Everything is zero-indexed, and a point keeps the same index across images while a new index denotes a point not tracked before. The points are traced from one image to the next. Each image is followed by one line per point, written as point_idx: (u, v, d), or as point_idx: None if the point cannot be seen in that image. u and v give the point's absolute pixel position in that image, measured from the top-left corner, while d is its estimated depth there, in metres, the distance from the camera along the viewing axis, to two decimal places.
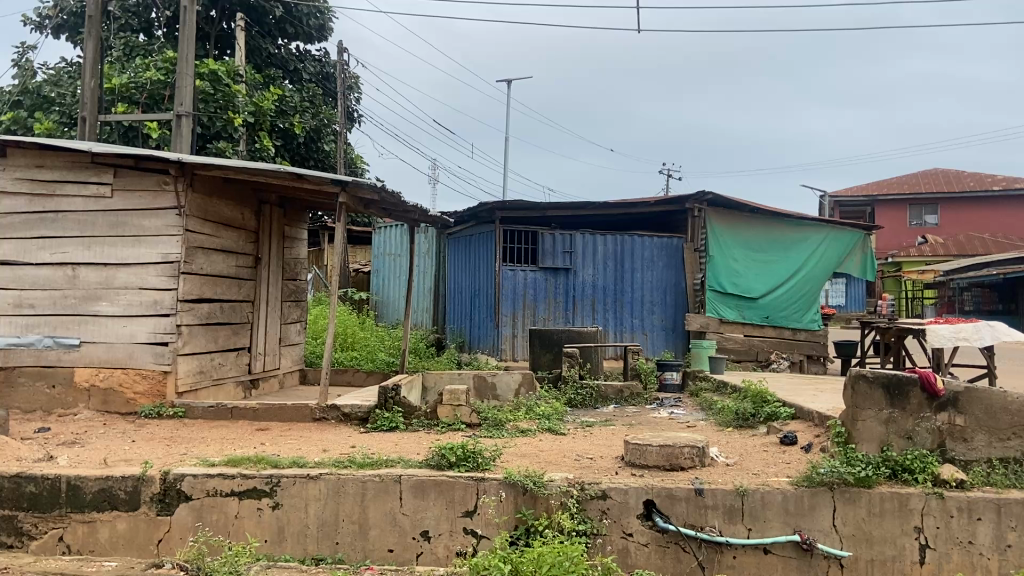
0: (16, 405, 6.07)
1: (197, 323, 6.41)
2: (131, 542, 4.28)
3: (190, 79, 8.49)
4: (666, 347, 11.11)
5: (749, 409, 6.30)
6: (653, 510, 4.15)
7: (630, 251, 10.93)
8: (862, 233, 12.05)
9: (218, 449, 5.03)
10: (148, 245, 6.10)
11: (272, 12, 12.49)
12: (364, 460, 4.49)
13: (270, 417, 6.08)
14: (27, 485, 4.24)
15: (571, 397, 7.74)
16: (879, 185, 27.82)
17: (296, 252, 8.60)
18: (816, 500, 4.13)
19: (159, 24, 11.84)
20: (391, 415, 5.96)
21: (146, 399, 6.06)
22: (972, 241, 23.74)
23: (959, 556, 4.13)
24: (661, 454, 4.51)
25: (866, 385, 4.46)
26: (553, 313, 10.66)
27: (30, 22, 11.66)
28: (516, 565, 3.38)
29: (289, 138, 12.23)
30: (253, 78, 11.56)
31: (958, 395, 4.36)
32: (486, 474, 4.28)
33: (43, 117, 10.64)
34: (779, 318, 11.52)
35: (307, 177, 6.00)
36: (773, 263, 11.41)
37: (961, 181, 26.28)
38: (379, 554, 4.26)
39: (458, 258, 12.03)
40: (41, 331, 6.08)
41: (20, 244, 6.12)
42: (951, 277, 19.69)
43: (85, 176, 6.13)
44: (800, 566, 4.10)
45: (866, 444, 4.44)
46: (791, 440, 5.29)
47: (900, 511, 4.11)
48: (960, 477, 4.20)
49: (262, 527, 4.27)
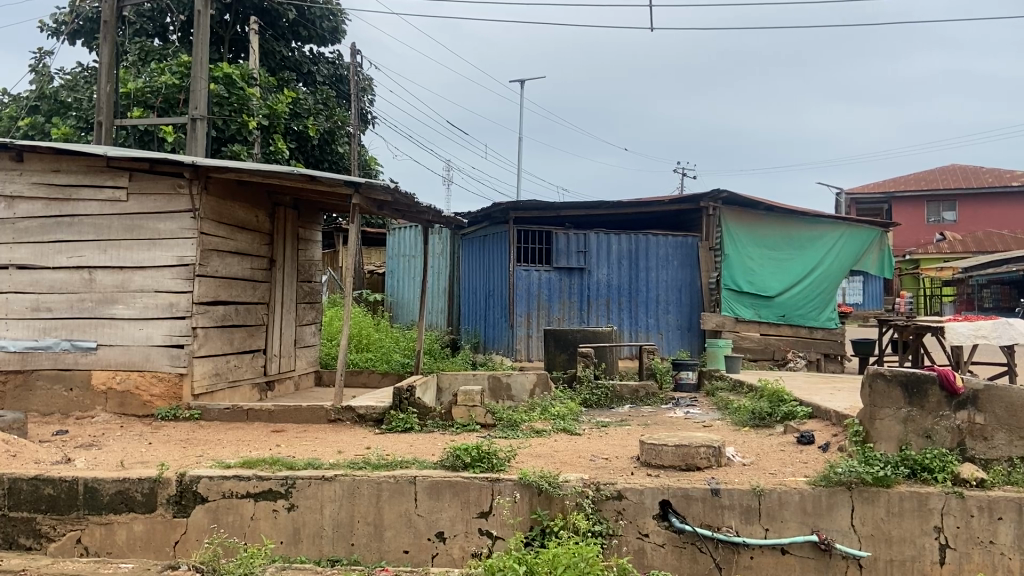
0: (34, 408, 6.14)
1: (212, 326, 6.45)
2: (148, 544, 4.30)
3: (204, 82, 8.52)
4: (682, 346, 11.07)
5: (765, 409, 6.26)
6: (669, 510, 4.12)
7: (644, 250, 10.89)
8: (879, 231, 11.96)
9: (234, 451, 5.05)
10: (163, 248, 6.13)
11: (284, 17, 12.50)
12: (379, 462, 4.49)
13: (286, 419, 6.10)
14: (45, 487, 4.27)
15: (587, 397, 7.72)
16: (896, 182, 27.62)
17: (310, 254, 8.62)
18: (834, 500, 4.09)
19: (174, 28, 11.91)
20: (406, 416, 5.96)
21: (162, 401, 6.10)
22: (990, 237, 23.53)
23: (980, 557, 4.08)
24: (677, 453, 4.49)
25: (884, 383, 4.41)
26: (567, 313, 10.64)
27: (46, 28, 11.77)
28: (531, 566, 3.35)
29: (303, 141, 12.28)
30: (267, 80, 11.60)
31: (977, 393, 4.31)
32: (501, 474, 4.27)
33: (60, 122, 10.76)
34: (796, 317, 11.46)
35: (321, 179, 6.02)
36: (790, 262, 11.35)
37: (979, 177, 26.06)
38: (394, 555, 4.26)
39: (472, 259, 12.03)
40: (59, 335, 6.13)
41: (37, 248, 6.17)
42: (967, 275, 19.53)
43: (101, 180, 6.17)
44: (818, 567, 4.06)
45: (884, 443, 4.39)
46: (808, 440, 5.26)
47: (920, 511, 4.06)
48: (981, 475, 4.15)
49: (277, 529, 4.28)
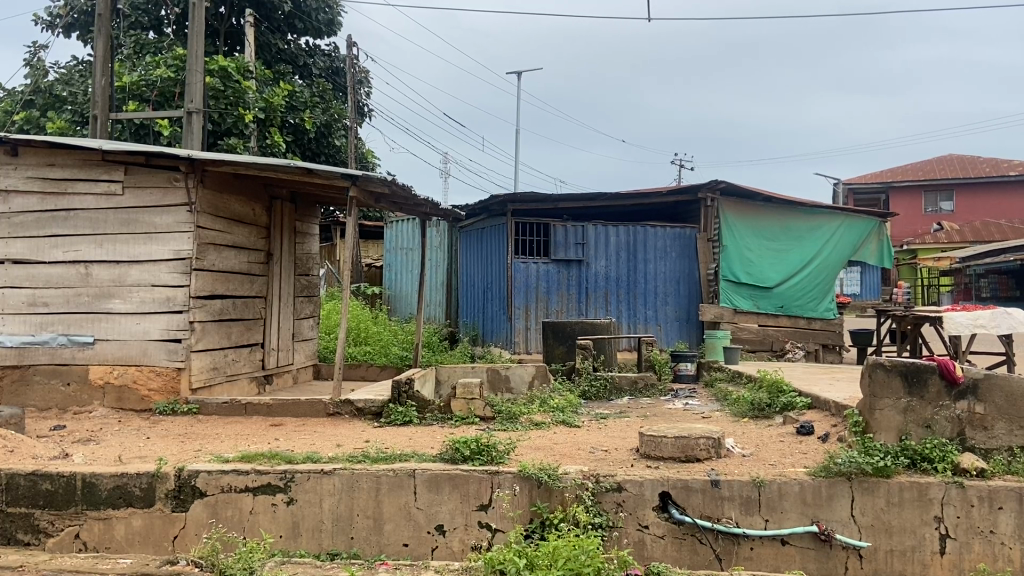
0: (32, 403, 6.12)
1: (210, 319, 6.43)
2: (146, 539, 4.30)
3: (201, 75, 8.47)
4: (680, 338, 11.05)
5: (764, 400, 6.26)
6: (669, 502, 4.11)
7: (643, 242, 10.87)
8: (878, 221, 11.94)
9: (232, 445, 5.04)
10: (159, 242, 6.10)
11: (281, 8, 12.49)
12: (378, 455, 4.48)
13: (285, 413, 6.12)
14: (42, 483, 4.25)
15: (585, 389, 7.71)
16: (894, 171, 27.57)
17: (308, 248, 8.59)
18: (834, 491, 4.08)
19: (169, 22, 11.82)
20: (404, 409, 5.94)
21: (160, 395, 6.08)
22: (988, 226, 23.51)
23: (980, 547, 4.08)
24: (677, 445, 4.48)
25: (884, 372, 4.41)
26: (566, 305, 10.63)
27: (40, 22, 11.72)
28: (531, 559, 3.33)
29: (300, 134, 12.23)
30: (264, 73, 11.53)
31: (978, 382, 4.29)
32: (501, 467, 4.26)
33: (56, 116, 10.70)
34: (796, 308, 11.42)
35: (317, 172, 5.96)
36: (789, 253, 11.32)
37: (977, 166, 26.04)
38: (394, 549, 4.25)
39: (471, 252, 12.00)
40: (55, 330, 6.11)
41: (33, 243, 6.14)
42: (965, 265, 19.54)
43: (96, 173, 6.13)
44: (818, 557, 4.06)
45: (884, 434, 4.38)
46: (808, 430, 5.26)
47: (920, 501, 4.06)
48: (981, 465, 4.15)
49: (276, 523, 4.27)
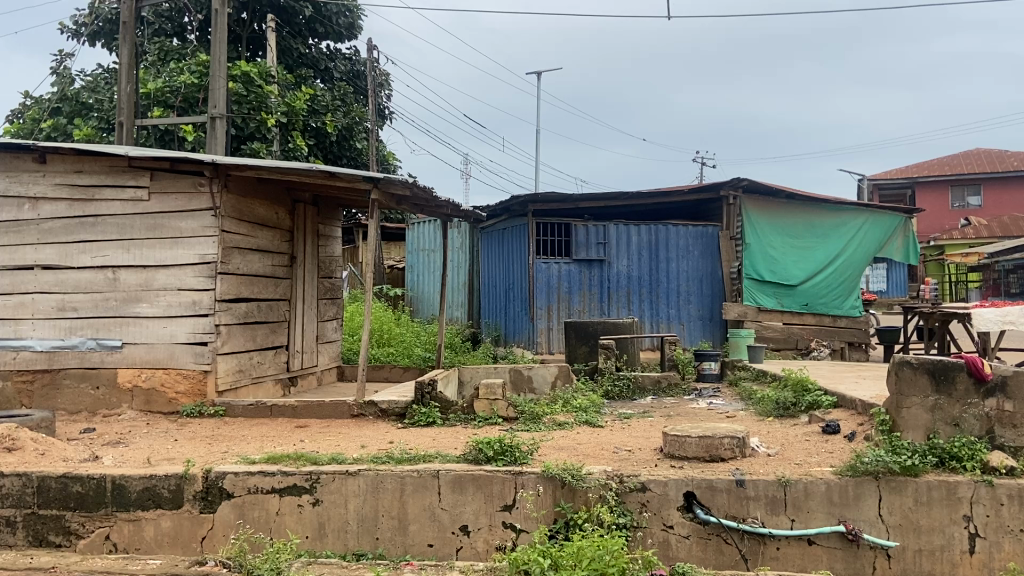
0: (62, 406, 6.22)
1: (235, 322, 6.49)
2: (175, 540, 4.35)
3: (224, 81, 8.56)
4: (703, 336, 10.99)
5: (789, 399, 6.22)
6: (694, 502, 4.09)
7: (664, 240, 10.82)
8: (903, 217, 11.79)
9: (258, 446, 5.10)
10: (185, 246, 6.18)
11: (302, 13, 12.60)
12: (402, 456, 4.50)
13: (310, 415, 6.17)
14: (73, 485, 4.32)
15: (608, 389, 7.71)
16: (919, 167, 27.22)
17: (330, 250, 8.65)
18: (861, 489, 4.05)
19: (192, 28, 11.99)
20: (428, 410, 5.96)
21: (187, 398, 6.16)
22: (1017, 220, 23.13)
23: (1011, 546, 4.02)
24: (701, 445, 4.47)
25: (911, 370, 4.37)
26: (588, 304, 10.62)
27: (67, 31, 11.90)
28: (556, 559, 3.34)
29: (322, 137, 12.31)
30: (285, 77, 11.62)
31: (1007, 379, 4.23)
32: (524, 467, 4.27)
33: (83, 123, 10.88)
34: (819, 305, 11.31)
35: (339, 175, 6.00)
36: (813, 250, 11.22)
37: (1005, 160, 25.63)
38: (419, 549, 4.27)
39: (492, 252, 12.02)
40: (84, 334, 6.20)
41: (62, 248, 6.23)
42: (994, 260, 19.22)
43: (123, 179, 6.21)
44: (845, 557, 4.04)
45: (911, 432, 4.34)
46: (834, 429, 5.22)
47: (948, 499, 4.02)
48: (1010, 463, 4.09)
49: (303, 523, 4.31)
